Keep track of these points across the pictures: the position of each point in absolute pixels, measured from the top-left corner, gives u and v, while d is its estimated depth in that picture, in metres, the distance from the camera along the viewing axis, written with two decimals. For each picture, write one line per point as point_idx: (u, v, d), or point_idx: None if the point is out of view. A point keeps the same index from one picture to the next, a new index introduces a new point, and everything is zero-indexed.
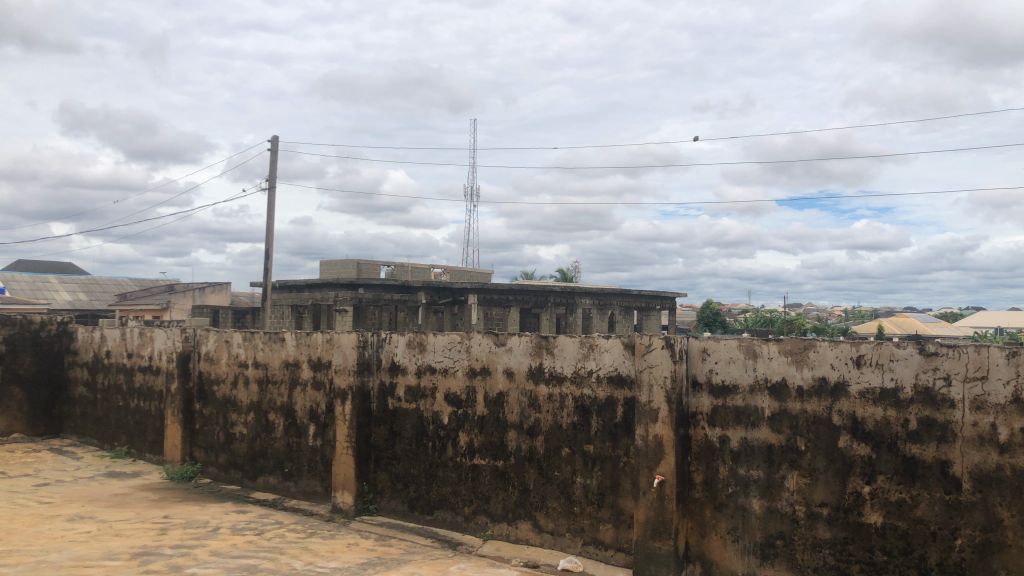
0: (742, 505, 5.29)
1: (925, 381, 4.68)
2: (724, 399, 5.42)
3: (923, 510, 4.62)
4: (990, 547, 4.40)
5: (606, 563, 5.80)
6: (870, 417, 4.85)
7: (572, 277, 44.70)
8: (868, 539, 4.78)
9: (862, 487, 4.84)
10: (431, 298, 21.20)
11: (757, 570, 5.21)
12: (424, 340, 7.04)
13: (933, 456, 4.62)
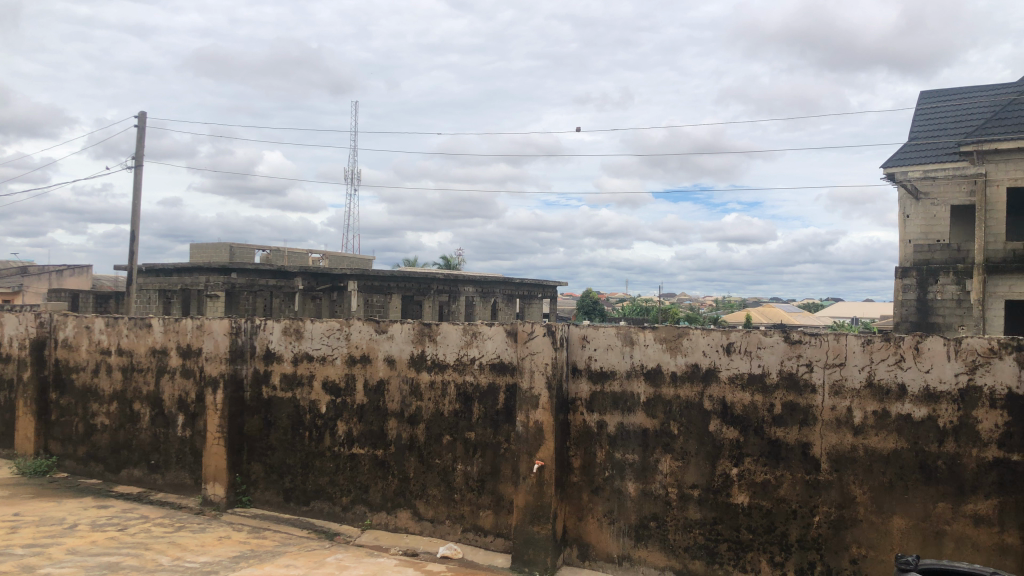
0: (618, 488, 5.44)
1: (789, 367, 4.92)
2: (603, 385, 5.53)
3: (786, 489, 4.87)
4: (844, 522, 4.69)
5: (485, 549, 5.84)
6: (738, 402, 5.06)
7: (455, 265, 44.79)
8: (735, 518, 5.01)
9: (730, 469, 5.06)
10: (309, 284, 20.52)
11: (630, 551, 5.36)
12: (301, 327, 6.85)
13: (795, 438, 4.87)
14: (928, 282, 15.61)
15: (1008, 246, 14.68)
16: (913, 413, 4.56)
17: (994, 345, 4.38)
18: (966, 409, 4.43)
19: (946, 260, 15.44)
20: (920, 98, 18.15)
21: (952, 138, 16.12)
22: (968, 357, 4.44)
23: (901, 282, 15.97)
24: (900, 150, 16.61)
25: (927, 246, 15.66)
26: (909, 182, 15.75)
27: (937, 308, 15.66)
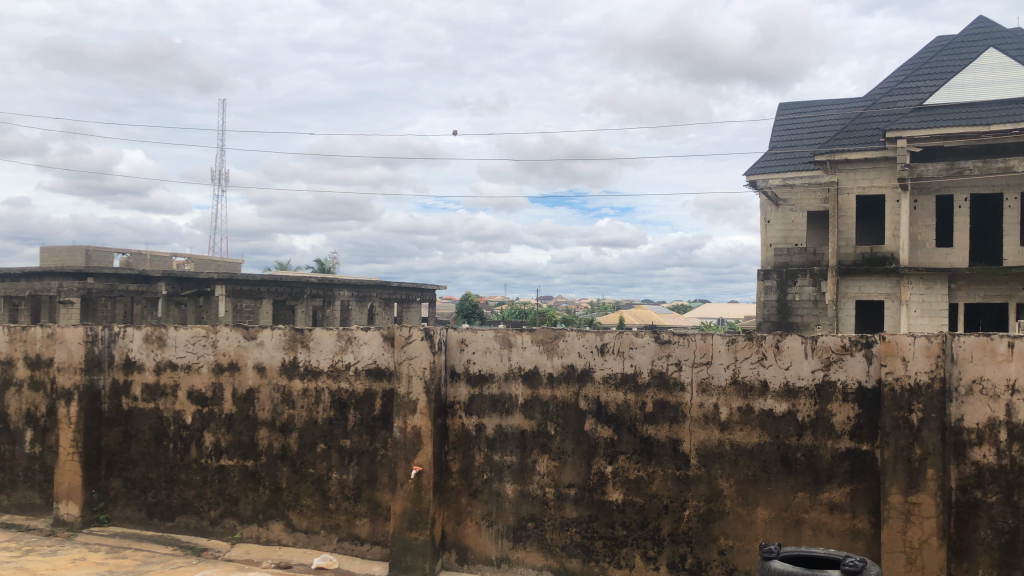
0: (496, 490, 5.44)
1: (660, 367, 5.07)
2: (481, 388, 5.53)
3: (657, 485, 5.02)
4: (712, 515, 4.87)
5: (362, 558, 5.72)
6: (612, 401, 5.18)
7: (329, 267, 43.90)
8: (610, 515, 5.12)
9: (605, 467, 5.16)
10: (173, 289, 19.50)
11: (509, 553, 5.38)
12: (163, 334, 6.50)
13: (666, 435, 5.02)
14: (788, 284, 16.48)
15: (858, 250, 15.75)
16: (775, 408, 4.78)
17: (847, 342, 4.66)
18: (822, 403, 4.68)
19: (804, 262, 16.38)
20: (779, 110, 19.21)
21: (808, 148, 17.14)
22: (823, 354, 4.69)
23: (763, 283, 16.82)
24: (762, 158, 17.51)
25: (786, 250, 16.58)
26: (769, 189, 16.68)
27: (796, 308, 16.50)
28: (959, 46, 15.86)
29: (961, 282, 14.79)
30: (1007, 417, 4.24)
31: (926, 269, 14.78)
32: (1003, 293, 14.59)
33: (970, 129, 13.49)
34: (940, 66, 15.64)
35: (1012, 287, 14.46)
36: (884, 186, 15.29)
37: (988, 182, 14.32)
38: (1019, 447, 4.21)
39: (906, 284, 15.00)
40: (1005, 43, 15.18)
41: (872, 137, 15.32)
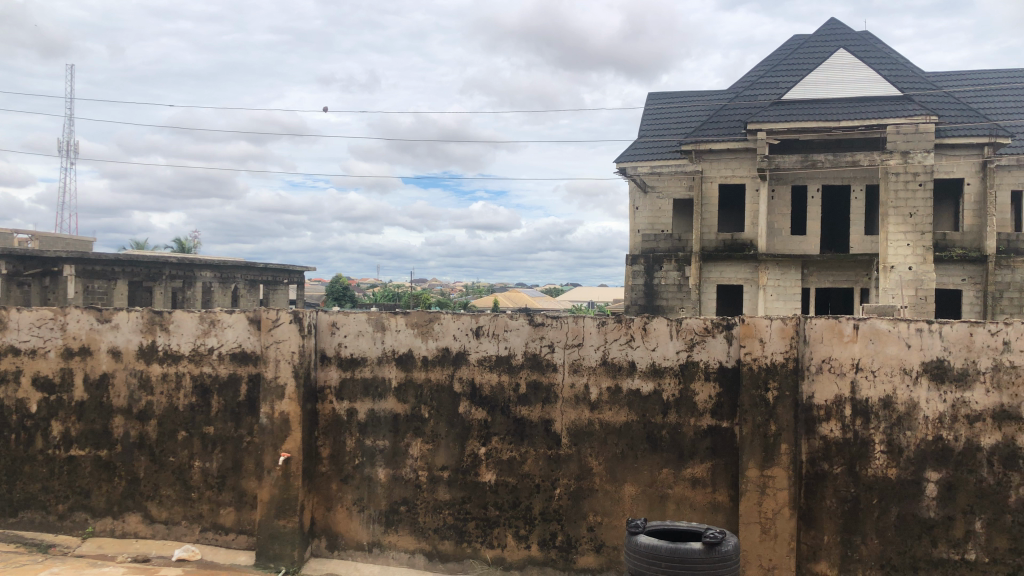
0: (368, 475, 5.36)
1: (533, 349, 5.14)
2: (352, 372, 5.43)
3: (530, 465, 5.09)
4: (582, 493, 5.00)
5: (226, 548, 5.52)
6: (485, 383, 5.20)
7: (189, 247, 41.99)
8: (483, 496, 5.16)
9: (478, 449, 5.19)
10: (15, 269, 18.07)
11: (381, 537, 5.32)
12: (4, 316, 5.99)
13: (539, 416, 5.10)
14: (654, 269, 16.98)
15: (719, 237, 16.48)
16: (642, 388, 4.94)
17: (708, 324, 4.86)
18: (686, 382, 4.87)
19: (669, 248, 16.92)
20: (649, 99, 19.80)
21: (675, 138, 17.78)
22: (687, 335, 4.88)
23: (631, 268, 17.27)
24: (631, 146, 18.01)
25: (654, 236, 17.11)
26: (638, 176, 17.22)
27: (662, 292, 16.96)
28: (814, 44, 16.76)
29: (812, 268, 15.77)
30: (851, 394, 4.55)
31: (781, 255, 15.66)
32: (849, 279, 15.62)
33: (823, 124, 14.34)
34: (796, 62, 16.45)
35: (856, 274, 15.53)
36: (744, 176, 16.07)
37: (837, 174, 15.30)
38: (861, 421, 4.53)
39: (764, 270, 15.82)
40: (854, 43, 16.14)
41: (734, 129, 16.01)
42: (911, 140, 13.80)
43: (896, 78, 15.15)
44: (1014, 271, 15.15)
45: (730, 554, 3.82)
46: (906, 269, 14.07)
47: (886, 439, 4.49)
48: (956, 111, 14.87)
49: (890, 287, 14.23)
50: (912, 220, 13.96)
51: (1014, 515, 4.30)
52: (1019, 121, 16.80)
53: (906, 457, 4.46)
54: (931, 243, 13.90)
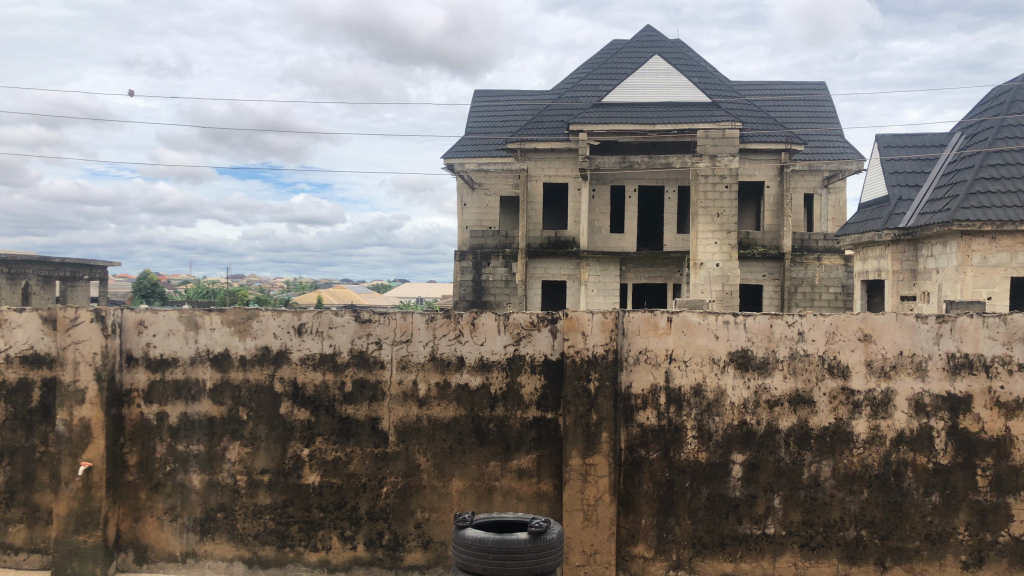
0: (181, 482, 5.04)
1: (359, 346, 5.02)
2: (162, 373, 5.07)
3: (355, 465, 4.98)
4: (409, 490, 4.95)
5: (16, 569, 5.01)
6: (309, 382, 5.03)
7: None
8: (306, 498, 4.99)
9: (301, 450, 5.01)
10: None
11: (196, 547, 5.02)
12: None
13: (365, 414, 5.00)
14: (482, 265, 17.03)
15: (544, 234, 16.93)
16: (470, 382, 4.96)
17: (534, 319, 4.95)
18: (513, 375, 4.94)
19: (496, 245, 17.06)
20: (475, 97, 19.99)
21: (501, 136, 18.08)
22: (514, 330, 4.95)
23: (460, 264, 17.19)
24: (458, 143, 18.12)
25: (481, 232, 17.32)
26: (465, 173, 17.43)
27: (490, 288, 17.09)
28: (630, 50, 17.53)
29: (630, 265, 16.57)
30: (665, 382, 4.79)
31: (602, 252, 16.30)
32: (663, 275, 16.60)
33: (639, 126, 15.02)
34: (615, 66, 17.13)
35: (669, 270, 16.54)
36: (567, 175, 16.64)
37: (653, 175, 16.21)
38: (675, 408, 4.78)
39: (586, 266, 16.32)
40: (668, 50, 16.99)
41: (556, 129, 16.46)
42: (718, 144, 14.75)
43: (705, 85, 16.15)
44: (806, 268, 16.43)
45: (554, 541, 3.92)
46: (714, 266, 15.07)
47: (697, 425, 4.77)
48: (757, 118, 16.06)
49: (700, 282, 15.19)
50: (719, 220, 14.92)
51: (807, 490, 4.69)
52: (811, 130, 18.52)
53: (715, 441, 4.75)
54: (736, 242, 14.92)
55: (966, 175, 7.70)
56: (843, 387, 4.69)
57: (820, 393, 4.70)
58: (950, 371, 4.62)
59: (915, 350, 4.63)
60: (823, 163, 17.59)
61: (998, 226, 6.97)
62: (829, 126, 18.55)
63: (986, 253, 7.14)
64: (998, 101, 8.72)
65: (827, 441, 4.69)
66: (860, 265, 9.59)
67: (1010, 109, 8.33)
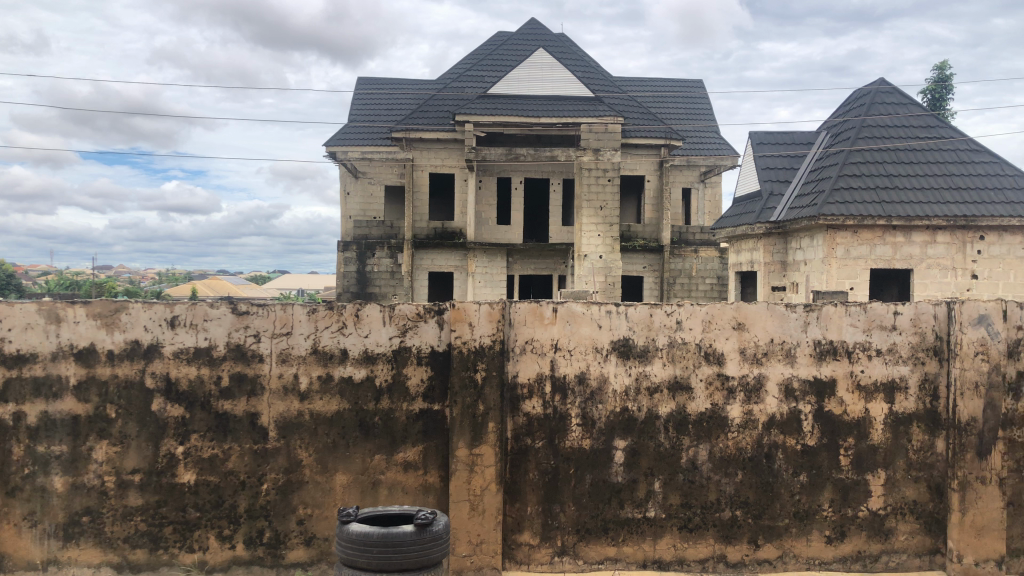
0: (41, 485, 4.72)
1: (237, 339, 4.84)
2: (20, 370, 4.72)
3: (233, 462, 4.81)
4: (290, 486, 4.82)
5: None
6: (182, 377, 4.81)
7: None
8: (180, 498, 4.78)
9: (175, 448, 4.79)
10: None
11: (59, 553, 4.72)
12: None
13: (243, 409, 4.83)
14: (366, 256, 16.78)
15: (430, 226, 16.85)
16: (354, 374, 4.87)
17: (420, 310, 4.91)
18: (398, 367, 4.89)
19: (381, 235, 17.03)
20: (358, 84, 19.62)
21: (385, 125, 17.84)
22: (399, 321, 4.90)
23: (343, 254, 16.91)
24: (341, 131, 17.75)
25: (366, 223, 17.07)
26: (349, 162, 17.11)
27: (374, 279, 16.85)
28: (515, 43, 17.63)
29: (516, 257, 16.74)
30: (551, 371, 4.84)
31: (488, 244, 16.38)
32: (548, 267, 16.89)
33: (524, 119, 15.13)
34: (500, 58, 17.19)
35: (555, 262, 16.83)
36: (453, 166, 16.61)
37: (538, 168, 16.44)
38: (560, 397, 4.85)
39: (473, 257, 16.38)
40: (552, 44, 17.20)
41: (442, 119, 16.36)
42: (602, 138, 15.10)
43: (588, 80, 16.43)
44: (684, 260, 17.07)
45: (439, 533, 3.90)
46: (597, 258, 15.35)
47: (581, 413, 4.85)
48: (638, 114, 16.48)
49: (584, 274, 15.45)
50: (603, 213, 15.24)
51: (685, 474, 4.86)
52: (688, 126, 19.17)
53: (598, 428, 4.85)
54: (618, 235, 15.30)
55: (831, 173, 8.15)
56: (718, 374, 4.88)
57: (697, 379, 4.87)
58: (816, 357, 4.90)
59: (784, 338, 4.89)
60: (700, 158, 18.26)
61: (860, 221, 7.43)
62: (705, 123, 19.26)
63: (848, 246, 7.60)
64: (859, 103, 9.27)
65: (703, 426, 4.87)
66: (734, 257, 10.01)
67: (869, 110, 8.86)
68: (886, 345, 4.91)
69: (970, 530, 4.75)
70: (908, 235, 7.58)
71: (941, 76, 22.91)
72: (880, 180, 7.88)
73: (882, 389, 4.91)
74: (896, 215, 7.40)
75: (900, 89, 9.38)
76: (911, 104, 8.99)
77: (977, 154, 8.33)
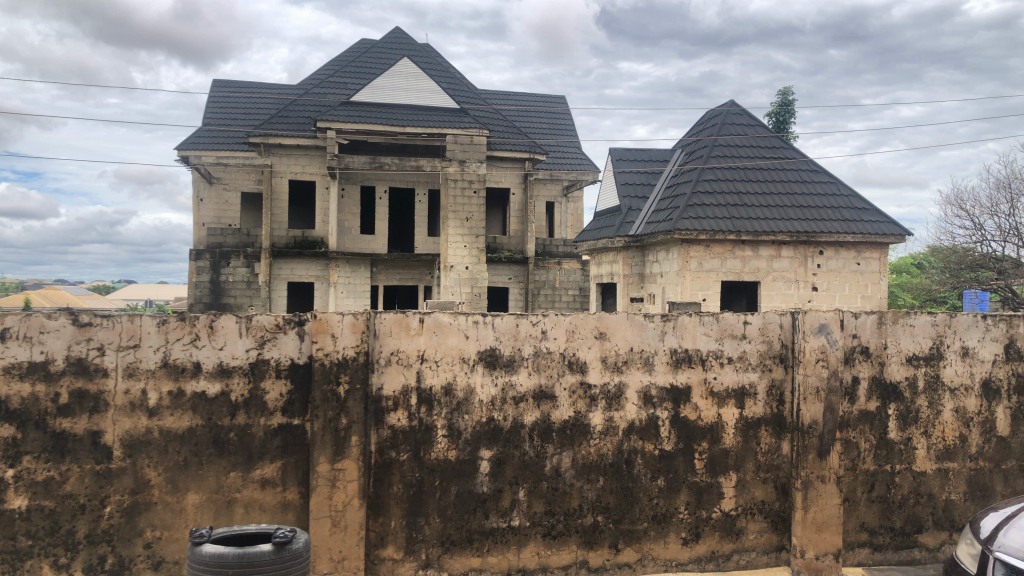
0: None
1: (77, 352, 4.51)
2: None
3: (72, 484, 4.47)
4: (136, 508, 4.53)
5: None
6: (14, 395, 4.42)
7: None
8: (10, 527, 4.39)
9: (4, 472, 4.40)
10: None
11: None
12: None
13: (84, 427, 4.50)
14: (220, 265, 16.15)
15: (289, 234, 16.37)
16: (207, 390, 4.64)
17: (280, 321, 4.76)
18: (255, 381, 4.70)
19: (237, 244, 16.41)
20: (213, 86, 18.87)
21: (242, 130, 17.22)
22: (257, 333, 4.72)
23: (195, 263, 16.17)
24: (194, 134, 16.97)
25: (220, 230, 16.40)
26: (202, 166, 16.38)
27: (228, 289, 16.18)
28: (379, 51, 17.46)
29: (380, 267, 16.56)
30: (416, 383, 4.80)
31: (351, 253, 16.05)
32: (414, 277, 16.86)
33: (388, 128, 14.99)
34: (364, 65, 16.97)
35: (420, 272, 16.87)
36: (314, 173, 16.26)
37: (402, 177, 16.34)
38: (425, 408, 4.81)
39: (335, 267, 15.99)
40: (417, 54, 17.16)
41: (303, 126, 15.95)
42: (467, 150, 15.17)
43: (453, 92, 16.48)
44: (548, 272, 17.52)
45: (300, 551, 3.77)
46: (463, 268, 15.35)
47: (447, 424, 4.83)
48: (503, 127, 16.69)
49: (450, 284, 15.39)
50: (468, 224, 15.29)
51: (549, 482, 4.93)
52: (551, 141, 19.59)
53: (463, 439, 4.84)
54: (484, 246, 15.40)
55: (685, 190, 8.53)
56: (581, 382, 4.99)
57: (561, 388, 4.96)
58: (673, 364, 5.11)
59: (643, 346, 5.07)
60: (563, 173, 18.73)
61: (712, 236, 7.80)
62: (567, 139, 19.76)
63: (701, 259, 7.95)
64: (711, 123, 9.77)
65: (567, 434, 4.96)
66: (595, 269, 10.29)
67: (720, 131, 9.36)
68: (737, 353, 5.18)
69: (812, 527, 5.06)
70: (756, 249, 8.04)
71: (785, 101, 24.53)
72: (731, 197, 8.32)
73: (733, 395, 5.17)
74: (745, 231, 7.84)
75: (747, 112, 9.96)
76: (757, 126, 9.56)
77: (815, 175, 8.97)
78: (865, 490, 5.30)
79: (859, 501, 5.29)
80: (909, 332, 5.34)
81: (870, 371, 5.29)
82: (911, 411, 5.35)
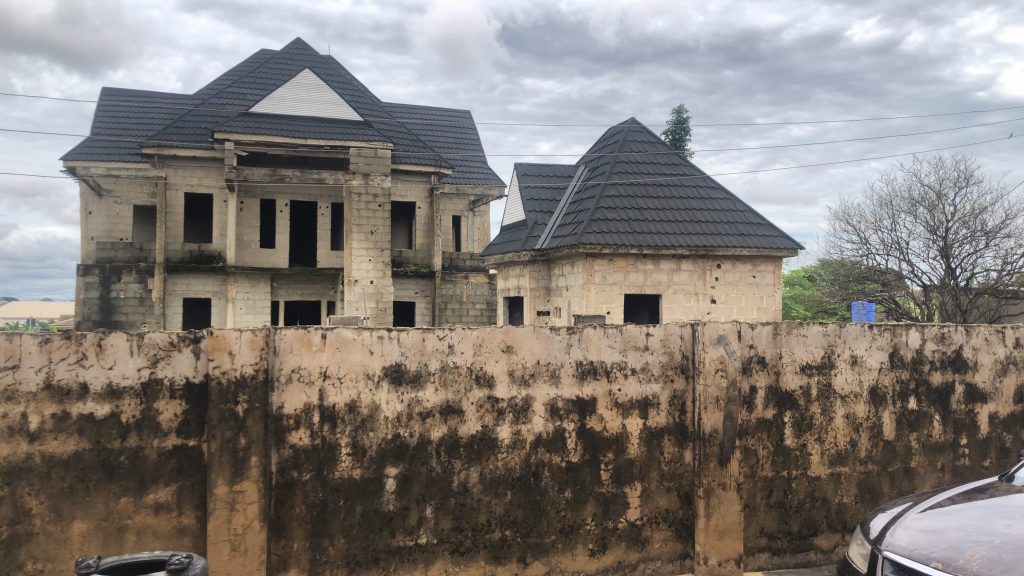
0: None
1: None
2: None
3: None
4: (16, 540, 4.25)
5: None
6: None
7: None
8: None
9: None
10: None
11: None
12: None
13: None
14: (111, 280, 15.47)
15: (185, 248, 15.80)
16: (95, 411, 4.40)
17: (174, 338, 4.57)
18: (147, 402, 4.49)
19: (128, 259, 15.82)
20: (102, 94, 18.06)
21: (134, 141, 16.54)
22: (149, 351, 4.52)
23: (83, 278, 15.44)
24: (80, 144, 16.18)
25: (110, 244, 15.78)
26: (90, 178, 15.65)
27: (119, 306, 15.54)
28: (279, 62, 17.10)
29: (281, 282, 16.15)
30: (319, 400, 4.68)
31: (250, 268, 15.62)
32: (316, 292, 16.52)
33: (289, 140, 14.68)
34: (263, 76, 16.58)
35: (323, 287, 16.53)
36: (211, 185, 15.76)
37: (303, 191, 16.03)
38: (329, 426, 4.69)
39: (233, 282, 15.56)
40: (318, 66, 16.88)
41: (199, 137, 15.44)
42: (371, 163, 15.02)
43: (357, 104, 16.27)
44: (455, 286, 17.48)
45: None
46: (368, 283, 15.18)
47: (351, 442, 4.73)
48: (407, 141, 16.59)
49: (355, 299, 15.17)
50: (373, 238, 15.15)
51: (456, 497, 4.89)
52: (456, 155, 19.60)
53: (369, 457, 4.75)
54: (389, 260, 15.26)
55: (588, 205, 8.67)
56: (489, 396, 4.98)
57: (468, 402, 4.94)
58: (578, 376, 5.16)
59: (549, 359, 5.11)
60: (469, 187, 18.76)
61: (615, 250, 7.95)
62: (472, 152, 19.81)
63: (605, 272, 8.08)
64: (614, 140, 9.97)
65: (474, 449, 4.93)
66: (502, 283, 10.33)
67: (622, 148, 9.57)
68: (640, 364, 5.28)
69: (714, 533, 5.19)
70: (657, 262, 8.23)
71: (680, 118, 25.34)
72: (633, 212, 8.51)
73: (637, 406, 5.26)
74: (646, 244, 8.02)
75: (647, 129, 10.22)
76: (656, 143, 9.82)
77: (712, 191, 9.26)
78: (764, 496, 5.47)
79: (758, 507, 5.45)
80: (802, 342, 5.57)
81: (766, 381, 5.47)
82: (805, 418, 5.56)
